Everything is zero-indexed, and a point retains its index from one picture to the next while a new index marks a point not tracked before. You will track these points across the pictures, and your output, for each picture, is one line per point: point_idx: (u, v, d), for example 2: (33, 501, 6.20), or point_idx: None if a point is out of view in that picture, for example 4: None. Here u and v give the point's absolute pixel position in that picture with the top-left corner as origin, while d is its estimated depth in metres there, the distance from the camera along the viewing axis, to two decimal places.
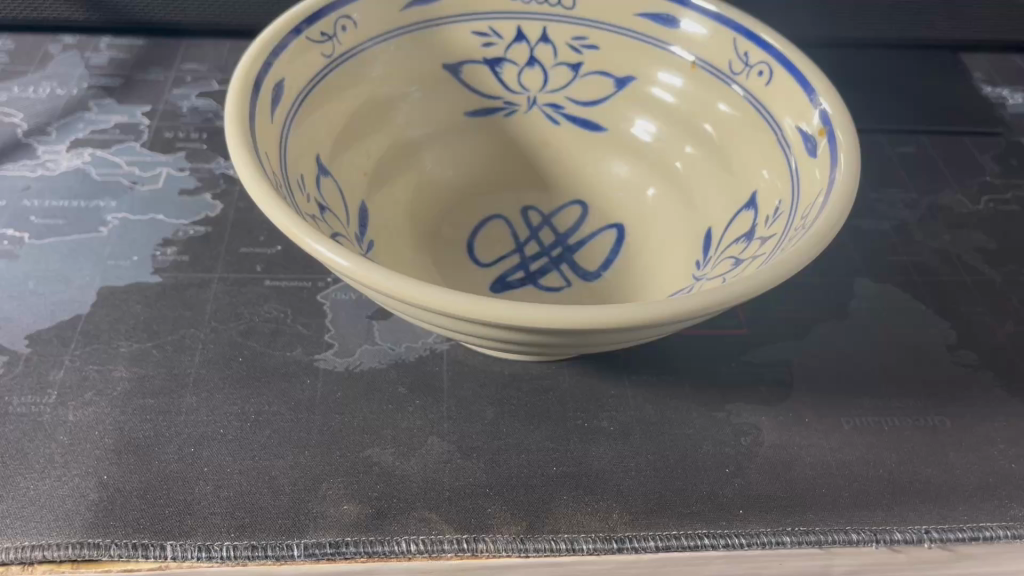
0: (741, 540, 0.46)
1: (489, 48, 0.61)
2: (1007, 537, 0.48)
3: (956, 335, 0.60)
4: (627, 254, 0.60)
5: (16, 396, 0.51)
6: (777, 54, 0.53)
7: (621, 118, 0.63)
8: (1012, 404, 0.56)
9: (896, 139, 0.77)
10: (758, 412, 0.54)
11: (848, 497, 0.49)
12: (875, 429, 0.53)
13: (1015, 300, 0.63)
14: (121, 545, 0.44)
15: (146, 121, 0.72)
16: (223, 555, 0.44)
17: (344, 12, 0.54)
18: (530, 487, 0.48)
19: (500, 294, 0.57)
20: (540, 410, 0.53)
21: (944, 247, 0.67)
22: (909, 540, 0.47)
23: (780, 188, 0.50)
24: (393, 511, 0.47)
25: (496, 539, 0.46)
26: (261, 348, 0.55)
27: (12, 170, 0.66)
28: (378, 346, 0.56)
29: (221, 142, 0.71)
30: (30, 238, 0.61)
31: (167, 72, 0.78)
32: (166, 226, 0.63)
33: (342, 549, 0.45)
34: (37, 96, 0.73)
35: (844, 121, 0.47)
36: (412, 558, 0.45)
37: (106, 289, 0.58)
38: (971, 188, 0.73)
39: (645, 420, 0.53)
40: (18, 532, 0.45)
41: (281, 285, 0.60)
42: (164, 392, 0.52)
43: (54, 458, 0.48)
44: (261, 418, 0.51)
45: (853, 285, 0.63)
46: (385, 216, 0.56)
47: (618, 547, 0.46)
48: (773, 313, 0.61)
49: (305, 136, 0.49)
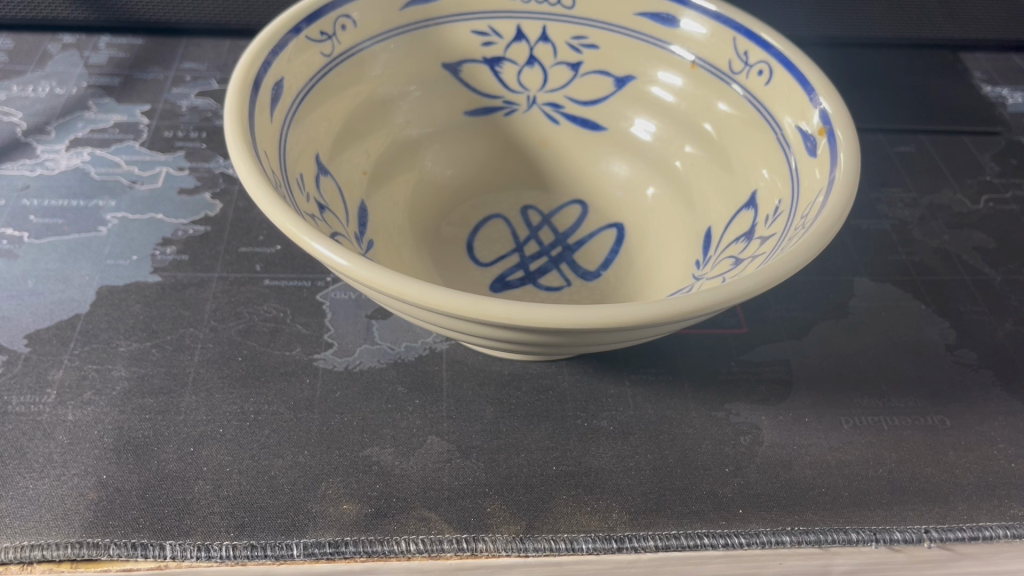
0: (741, 540, 0.46)
1: (489, 47, 0.61)
2: (1007, 537, 0.48)
3: (956, 335, 0.60)
4: (627, 254, 0.60)
5: (16, 396, 0.51)
6: (776, 54, 0.53)
7: (621, 117, 0.63)
8: (1011, 404, 0.56)
9: (896, 139, 0.77)
10: (758, 412, 0.54)
11: (848, 496, 0.49)
12: (875, 428, 0.53)
13: (1015, 300, 0.63)
14: (120, 544, 0.44)
15: (145, 121, 0.72)
16: (222, 555, 0.44)
17: (343, 12, 0.54)
18: (530, 487, 0.48)
19: (500, 293, 0.57)
20: (540, 410, 0.53)
21: (944, 246, 0.67)
22: (909, 540, 0.47)
23: (780, 188, 0.50)
24: (392, 510, 0.47)
25: (495, 539, 0.46)
26: (260, 348, 0.55)
27: (12, 170, 0.66)
28: (378, 346, 0.56)
29: (220, 141, 0.71)
30: (30, 237, 0.61)
31: (166, 72, 0.78)
32: (165, 225, 0.63)
33: (342, 549, 0.45)
34: (37, 95, 0.73)
35: (844, 121, 0.47)
36: (412, 558, 0.45)
37: (105, 288, 0.58)
38: (971, 187, 0.73)
39: (645, 419, 0.53)
40: (18, 531, 0.45)
41: (280, 285, 0.60)
42: (164, 392, 0.52)
43: (54, 457, 0.48)
44: (261, 418, 0.51)
45: (853, 284, 0.63)
46: (385, 216, 0.56)
47: (618, 546, 0.46)
48: (772, 313, 0.61)
49: (305, 136, 0.49)
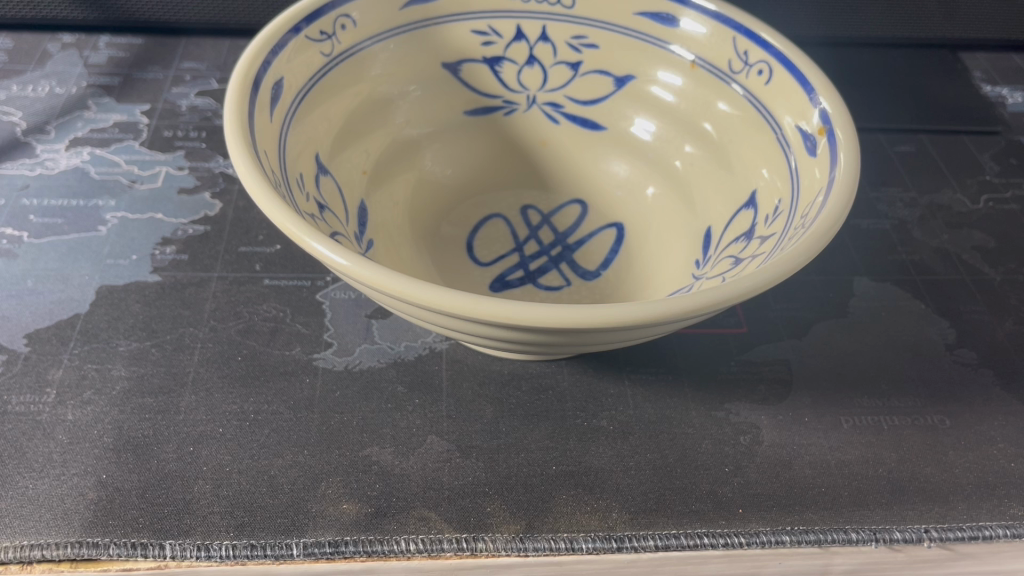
0: (741, 539, 0.46)
1: (489, 47, 0.61)
2: (1007, 536, 0.48)
3: (956, 334, 0.60)
4: (627, 254, 0.60)
5: (16, 396, 0.51)
6: (776, 53, 0.53)
7: (621, 117, 0.63)
8: (1011, 404, 0.56)
9: (896, 138, 0.77)
10: (757, 412, 0.54)
11: (848, 496, 0.49)
12: (875, 428, 0.53)
13: (1015, 299, 0.63)
14: (120, 544, 0.44)
15: (145, 120, 0.72)
16: (222, 555, 0.44)
17: (343, 11, 0.54)
18: (530, 487, 0.48)
19: (500, 294, 0.57)
20: (540, 410, 0.53)
21: (944, 246, 0.67)
22: (909, 540, 0.47)
23: (780, 188, 0.50)
24: (392, 510, 0.47)
25: (495, 539, 0.46)
26: (260, 347, 0.55)
27: (11, 170, 0.66)
28: (378, 346, 0.56)
29: (220, 141, 0.71)
30: (29, 237, 0.61)
31: (166, 71, 0.78)
32: (165, 225, 0.63)
33: (341, 549, 0.45)
34: (36, 95, 0.73)
35: (844, 121, 0.47)
36: (411, 557, 0.45)
37: (104, 288, 0.58)
38: (971, 187, 0.73)
39: (645, 419, 0.53)
40: (18, 531, 0.44)
41: (280, 284, 0.60)
42: (164, 391, 0.52)
43: (53, 457, 0.48)
44: (260, 418, 0.51)
45: (853, 284, 0.63)
46: (384, 216, 0.56)
47: (617, 546, 0.46)
48: (772, 312, 0.61)
49: (304, 135, 0.49)
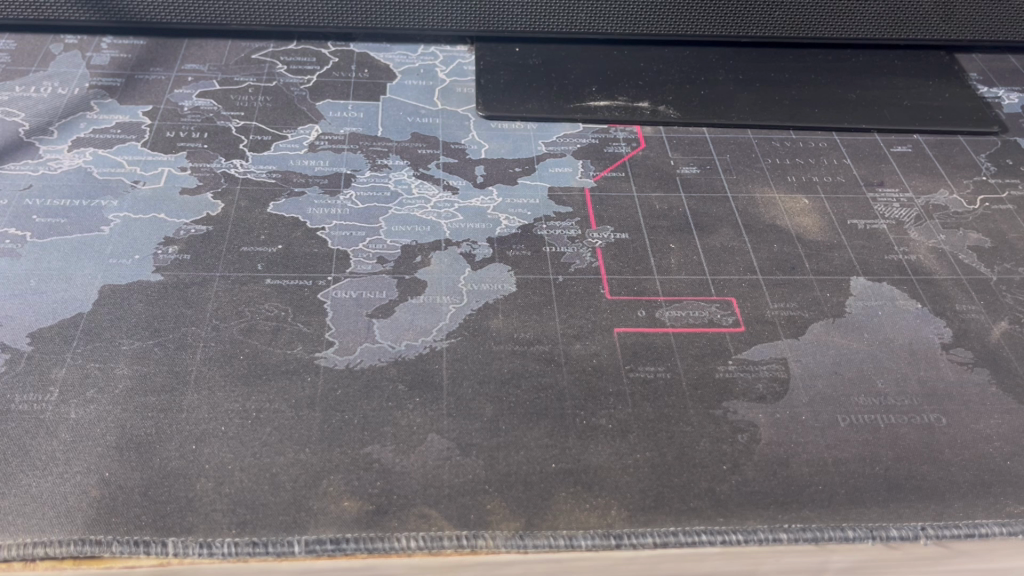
0: (738, 536, 0.47)
1: None
2: (1004, 534, 0.48)
3: (951, 333, 0.60)
4: (636, 274, 0.63)
5: (18, 395, 0.51)
6: None
7: None
8: (1005, 402, 0.56)
9: (893, 138, 0.77)
10: (755, 410, 0.54)
11: (844, 493, 0.50)
12: (872, 427, 0.54)
13: (1011, 300, 0.63)
14: (122, 542, 0.45)
15: (147, 121, 0.72)
16: (224, 551, 0.45)
17: None
18: (529, 484, 0.49)
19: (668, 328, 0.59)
20: (540, 408, 0.53)
21: (941, 246, 0.67)
22: (906, 537, 0.48)
23: None
24: (393, 508, 0.47)
25: (495, 535, 0.46)
26: (261, 346, 0.55)
27: (14, 170, 0.66)
28: (378, 345, 0.56)
29: (221, 141, 0.71)
30: (31, 237, 0.61)
31: (167, 72, 0.78)
32: (167, 225, 0.63)
33: (342, 545, 0.45)
34: (38, 96, 0.74)
35: None
36: (412, 554, 0.45)
37: (106, 288, 0.58)
38: (968, 188, 0.72)
39: (642, 417, 0.53)
40: (21, 528, 0.45)
41: (281, 284, 0.60)
42: (165, 390, 0.52)
43: (56, 455, 0.49)
44: (261, 416, 0.51)
45: (849, 284, 0.63)
46: None
47: (616, 543, 0.46)
48: (770, 311, 0.61)
49: None
